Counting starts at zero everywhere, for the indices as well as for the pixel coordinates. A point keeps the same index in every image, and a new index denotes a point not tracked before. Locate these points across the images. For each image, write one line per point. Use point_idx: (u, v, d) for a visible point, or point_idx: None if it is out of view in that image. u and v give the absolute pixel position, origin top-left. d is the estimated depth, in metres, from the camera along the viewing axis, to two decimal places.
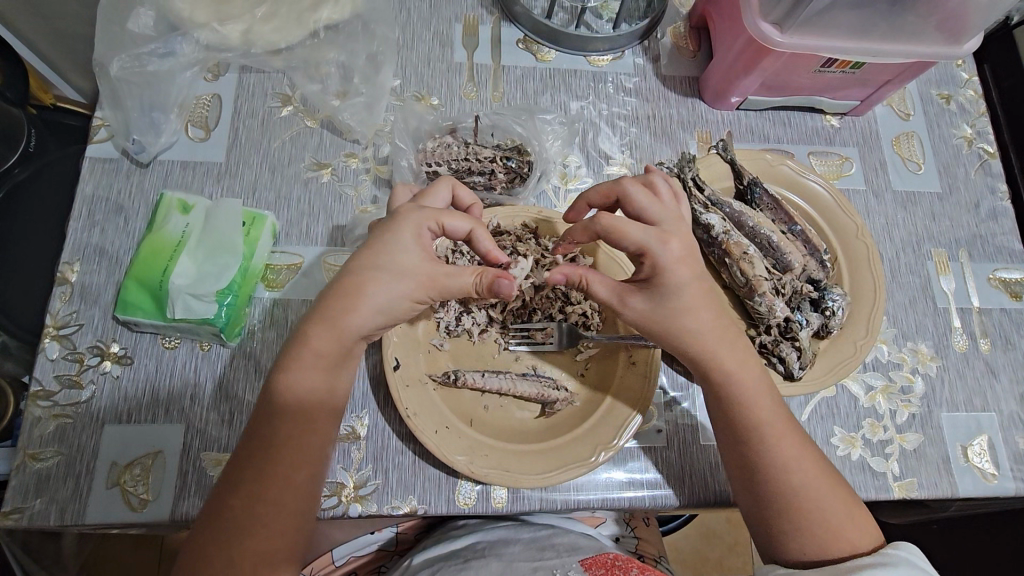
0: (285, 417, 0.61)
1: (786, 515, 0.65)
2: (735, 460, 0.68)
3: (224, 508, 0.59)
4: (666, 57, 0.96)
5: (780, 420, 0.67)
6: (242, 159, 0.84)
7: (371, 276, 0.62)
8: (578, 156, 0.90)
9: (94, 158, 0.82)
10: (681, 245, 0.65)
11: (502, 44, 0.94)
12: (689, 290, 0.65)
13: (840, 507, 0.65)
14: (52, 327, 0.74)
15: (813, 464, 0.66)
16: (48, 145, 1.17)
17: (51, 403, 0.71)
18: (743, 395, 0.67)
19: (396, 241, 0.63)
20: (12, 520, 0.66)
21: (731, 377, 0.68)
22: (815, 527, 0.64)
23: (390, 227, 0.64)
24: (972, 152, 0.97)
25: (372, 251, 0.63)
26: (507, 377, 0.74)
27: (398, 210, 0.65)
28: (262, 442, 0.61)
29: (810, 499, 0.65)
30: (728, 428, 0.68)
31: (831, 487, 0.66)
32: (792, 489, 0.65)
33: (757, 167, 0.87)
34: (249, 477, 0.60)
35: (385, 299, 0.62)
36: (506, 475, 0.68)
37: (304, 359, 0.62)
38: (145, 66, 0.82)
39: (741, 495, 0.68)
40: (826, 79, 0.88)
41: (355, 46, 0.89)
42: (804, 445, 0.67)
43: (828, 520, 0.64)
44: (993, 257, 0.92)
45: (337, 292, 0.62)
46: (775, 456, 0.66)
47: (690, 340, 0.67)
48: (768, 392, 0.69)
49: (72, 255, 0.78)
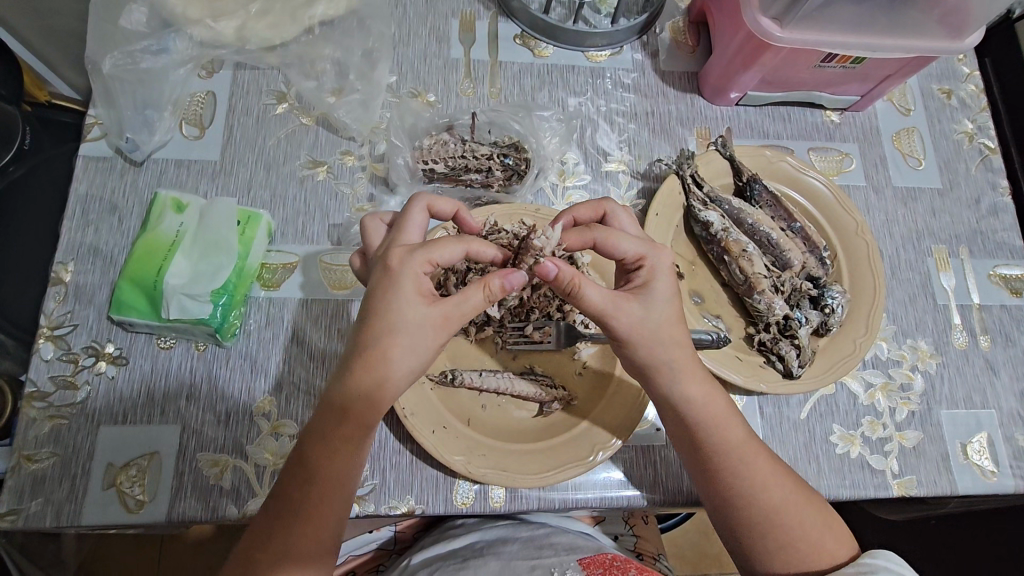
0: (316, 456, 0.60)
1: (762, 536, 0.65)
2: (706, 485, 0.67)
3: (263, 548, 0.59)
4: (665, 53, 0.95)
5: (747, 442, 0.67)
6: (237, 158, 0.84)
7: (376, 331, 0.59)
8: (576, 153, 0.89)
9: (88, 156, 0.82)
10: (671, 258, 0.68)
11: (499, 40, 0.93)
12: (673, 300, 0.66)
13: (817, 521, 0.65)
14: (47, 328, 0.74)
15: (787, 480, 0.66)
16: (43, 142, 1.15)
17: (46, 404, 0.71)
18: (706, 421, 0.66)
19: (398, 296, 0.59)
20: (7, 522, 0.66)
21: (694, 401, 0.66)
22: (794, 544, 0.64)
23: (386, 280, 0.61)
24: (973, 148, 0.96)
25: (377, 311, 0.60)
26: (505, 376, 0.74)
27: (389, 260, 0.62)
28: (296, 477, 0.61)
29: (787, 517, 0.64)
30: (694, 453, 0.67)
31: (806, 501, 0.66)
32: (768, 510, 0.64)
33: (758, 164, 0.86)
34: (286, 516, 0.60)
35: (407, 356, 0.59)
36: (502, 475, 0.67)
37: (330, 410, 0.60)
38: (138, 63, 0.81)
39: (716, 517, 0.68)
40: (826, 75, 0.87)
41: (350, 43, 0.88)
42: (774, 463, 0.67)
43: (806, 537, 0.64)
44: (994, 254, 0.92)
45: (352, 351, 0.61)
46: (746, 479, 0.65)
47: (661, 365, 0.65)
48: (731, 413, 0.68)
49: (66, 255, 0.77)
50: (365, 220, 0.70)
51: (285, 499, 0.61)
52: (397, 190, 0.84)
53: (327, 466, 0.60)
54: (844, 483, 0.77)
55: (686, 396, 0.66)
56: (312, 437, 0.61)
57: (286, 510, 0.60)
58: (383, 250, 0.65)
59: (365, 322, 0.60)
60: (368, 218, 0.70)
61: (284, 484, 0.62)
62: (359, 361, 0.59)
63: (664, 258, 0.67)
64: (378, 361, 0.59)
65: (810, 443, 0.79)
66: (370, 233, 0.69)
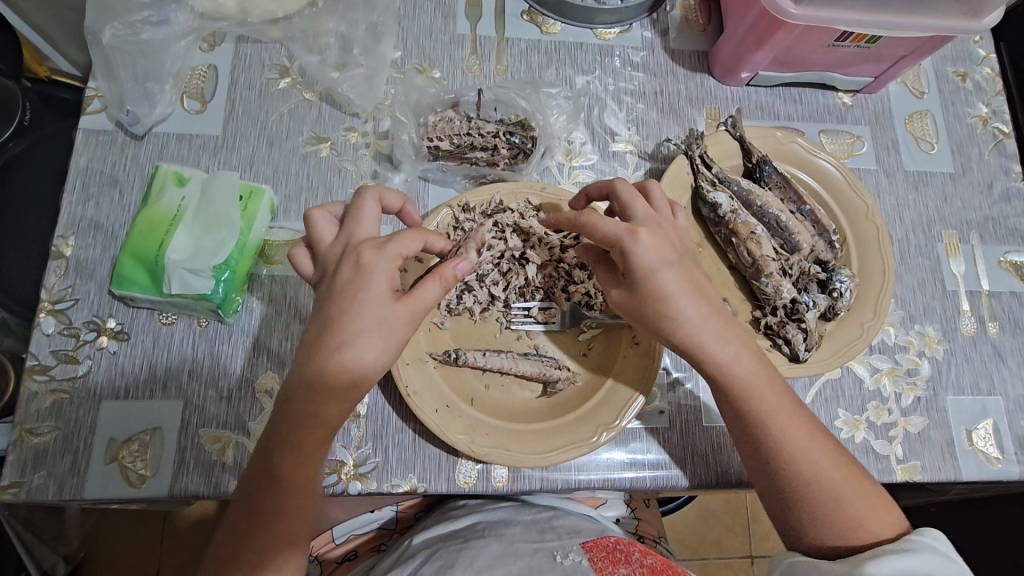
0: (284, 463, 0.58)
1: (801, 503, 0.65)
2: (745, 450, 0.67)
3: (241, 553, 0.59)
4: (676, 31, 0.93)
5: (791, 414, 0.66)
6: (238, 133, 0.83)
7: (344, 331, 0.57)
8: (584, 133, 0.87)
9: (87, 130, 0.81)
10: (659, 241, 0.65)
11: (506, 16, 0.91)
12: (662, 273, 0.64)
13: (856, 491, 0.65)
14: (48, 302, 0.73)
15: (827, 450, 0.65)
16: (43, 119, 1.14)
17: (48, 377, 0.71)
18: (744, 390, 0.65)
19: (369, 294, 0.58)
20: (10, 495, 0.66)
21: (733, 369, 0.65)
22: (832, 512, 0.64)
23: (357, 279, 0.59)
24: (987, 132, 0.95)
25: (343, 313, 0.58)
26: (509, 356, 0.73)
27: (359, 258, 0.59)
28: (267, 483, 0.59)
29: (826, 486, 0.64)
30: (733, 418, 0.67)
31: (846, 473, 0.65)
32: (807, 478, 0.64)
33: (769, 145, 0.85)
34: (260, 527, 0.59)
35: (380, 356, 0.58)
36: (506, 454, 0.67)
37: (293, 412, 0.58)
38: (138, 34, 0.79)
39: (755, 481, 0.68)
40: (840, 54, 0.85)
41: (355, 16, 0.85)
42: (814, 433, 0.66)
43: (845, 507, 0.64)
44: (1005, 240, 0.90)
45: (314, 354, 0.58)
46: (785, 447, 0.65)
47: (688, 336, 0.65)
48: (772, 380, 0.67)
49: (66, 229, 0.76)
50: (308, 212, 0.65)
51: (253, 509, 0.59)
52: (401, 168, 0.83)
53: (297, 471, 0.59)
54: None
55: (725, 363, 0.66)
56: (278, 442, 0.59)
57: (262, 519, 0.59)
58: (343, 248, 0.62)
59: (328, 321, 0.58)
60: (312, 211, 0.65)
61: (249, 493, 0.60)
62: (320, 362, 0.57)
63: (647, 234, 0.64)
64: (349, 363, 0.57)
65: None
66: (318, 228, 0.65)
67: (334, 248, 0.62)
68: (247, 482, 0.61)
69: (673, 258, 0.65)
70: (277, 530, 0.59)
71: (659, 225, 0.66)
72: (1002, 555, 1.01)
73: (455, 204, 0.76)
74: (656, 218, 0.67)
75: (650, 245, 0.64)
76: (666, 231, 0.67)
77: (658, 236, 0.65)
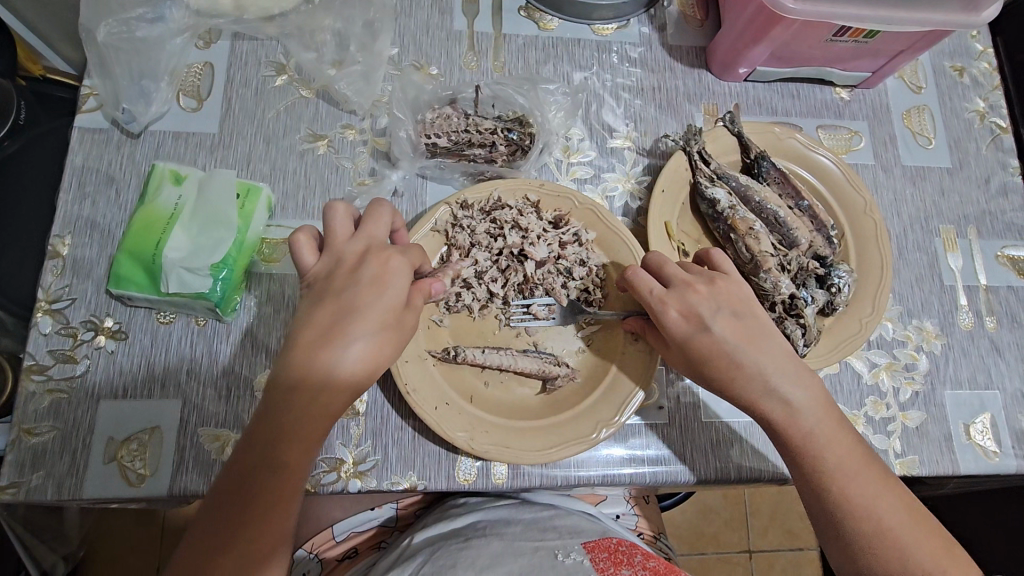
0: (291, 442, 0.56)
1: (879, 564, 0.61)
2: (812, 504, 0.64)
3: (215, 562, 0.54)
4: (673, 27, 0.93)
5: (852, 458, 0.64)
6: (235, 130, 0.82)
7: (364, 325, 0.58)
8: (582, 129, 0.87)
9: (83, 128, 0.80)
10: (698, 300, 0.67)
11: (503, 12, 0.90)
12: (700, 336, 0.66)
13: (933, 546, 0.62)
14: (45, 302, 0.73)
15: (899, 500, 0.63)
16: (38, 117, 1.13)
17: (46, 377, 0.70)
18: (810, 439, 0.64)
19: (393, 291, 0.59)
20: (9, 495, 0.66)
21: (799, 417, 0.64)
22: (913, 572, 0.60)
23: (385, 275, 0.60)
24: (984, 127, 0.95)
25: (365, 304, 0.58)
26: (508, 353, 0.72)
27: (386, 255, 0.61)
28: (261, 474, 0.56)
29: (902, 540, 0.61)
30: (797, 470, 0.65)
31: (919, 527, 0.62)
32: (881, 532, 0.61)
33: (767, 141, 0.85)
34: (241, 531, 0.55)
35: (391, 350, 0.59)
36: (506, 451, 0.67)
37: (299, 398, 0.56)
38: (133, 31, 0.78)
39: (822, 537, 0.65)
40: (838, 50, 0.85)
41: (351, 13, 0.84)
42: (884, 480, 0.64)
43: (924, 565, 0.61)
44: (1002, 234, 0.91)
45: (332, 338, 0.57)
46: (855, 498, 0.62)
47: (742, 379, 0.65)
48: (840, 426, 0.65)
49: (62, 228, 0.76)
50: (326, 205, 0.64)
51: (235, 509, 0.55)
52: (399, 165, 0.82)
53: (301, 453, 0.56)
54: None
55: (789, 410, 0.64)
56: (282, 429, 0.56)
57: (248, 512, 0.55)
58: (365, 247, 0.62)
59: (348, 313, 0.58)
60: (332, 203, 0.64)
61: (229, 493, 0.56)
62: (336, 352, 0.56)
63: (677, 303, 0.67)
64: (372, 354, 0.58)
65: None
66: (334, 221, 0.63)
67: (352, 245, 0.62)
68: (235, 470, 0.56)
69: (713, 314, 0.66)
70: (256, 535, 0.55)
71: (691, 287, 0.67)
72: (999, 547, 1.02)
73: (454, 202, 0.76)
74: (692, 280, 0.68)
75: (680, 312, 0.66)
76: (704, 292, 0.67)
77: (689, 299, 0.67)
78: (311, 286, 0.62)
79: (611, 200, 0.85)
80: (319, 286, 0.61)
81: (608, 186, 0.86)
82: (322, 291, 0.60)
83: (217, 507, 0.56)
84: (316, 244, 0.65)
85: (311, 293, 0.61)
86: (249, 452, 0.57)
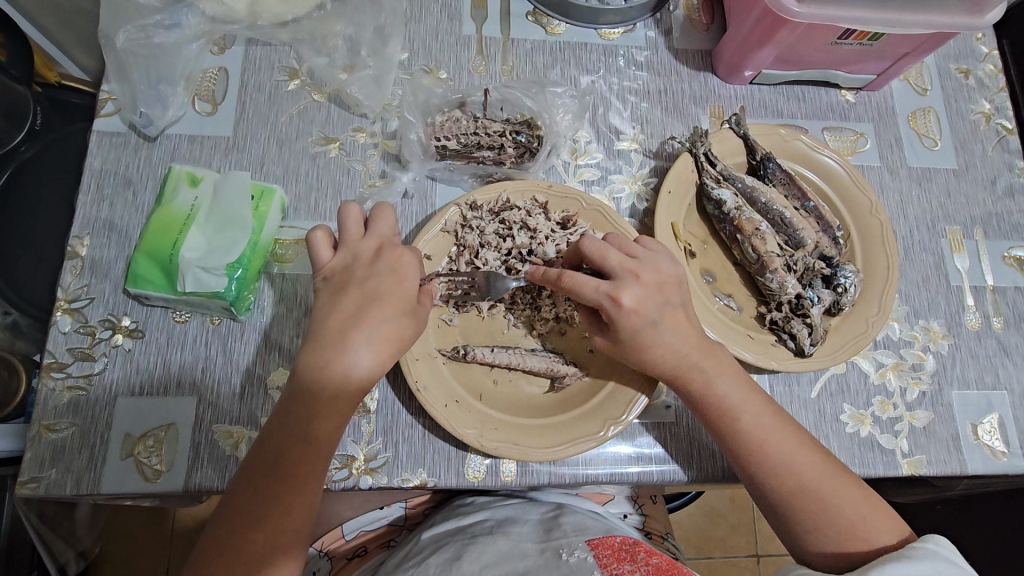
0: (317, 422, 0.60)
1: (805, 518, 0.65)
2: (739, 467, 0.68)
3: (246, 539, 0.58)
4: (679, 30, 0.94)
5: (774, 421, 0.67)
6: (249, 134, 0.84)
7: (386, 310, 0.62)
8: (589, 132, 0.88)
9: (102, 132, 0.82)
10: (643, 289, 0.66)
11: (511, 17, 0.92)
12: (650, 327, 0.66)
13: (856, 497, 0.64)
14: (64, 301, 0.75)
15: (819, 456, 0.66)
16: (53, 123, 1.15)
17: (64, 374, 0.72)
18: (730, 403, 0.67)
19: (410, 283, 0.64)
20: (29, 489, 0.67)
21: (718, 381, 0.67)
22: (837, 525, 0.64)
23: (400, 270, 0.64)
24: (990, 128, 0.95)
25: (385, 295, 0.62)
26: (517, 352, 0.74)
27: (400, 254, 0.65)
28: (295, 446, 0.60)
29: (824, 494, 0.64)
30: (724, 435, 0.68)
31: (842, 481, 0.65)
32: (802, 488, 0.65)
33: (772, 142, 0.86)
34: (274, 507, 0.59)
35: (407, 339, 0.63)
36: (515, 448, 0.68)
37: (331, 375, 0.60)
38: (150, 37, 0.81)
39: (755, 499, 0.69)
40: (843, 53, 0.86)
41: (362, 19, 0.86)
42: (804, 439, 0.67)
43: (849, 517, 0.64)
44: (1009, 235, 0.91)
45: (354, 329, 0.61)
46: (776, 458, 0.65)
47: (703, 373, 0.67)
48: (756, 390, 0.68)
49: (81, 230, 0.78)
50: (341, 206, 0.68)
51: (262, 480, 0.59)
52: (409, 167, 0.83)
53: (327, 432, 0.60)
54: (854, 461, 0.77)
55: (710, 376, 0.67)
56: (310, 409, 0.60)
57: (280, 487, 0.59)
58: (378, 245, 0.66)
59: (370, 302, 0.62)
60: (345, 204, 0.67)
61: (257, 466, 0.60)
62: (361, 336, 0.61)
63: (628, 295, 0.66)
64: (392, 342, 0.62)
65: (821, 422, 0.79)
66: (347, 219, 0.67)
67: (366, 243, 0.66)
68: (264, 445, 0.61)
69: (656, 311, 0.67)
70: (286, 510, 0.59)
71: (637, 277, 0.67)
72: (1007, 548, 1.01)
73: (463, 203, 0.77)
74: (634, 267, 0.67)
75: (634, 305, 0.66)
76: (649, 283, 0.67)
77: (638, 293, 0.66)
78: (330, 279, 0.65)
79: (618, 202, 0.86)
80: (338, 279, 0.65)
81: (615, 188, 0.87)
82: (345, 283, 0.64)
83: (244, 478, 0.60)
84: (331, 240, 0.68)
85: (330, 287, 0.65)
86: (282, 431, 0.60)
